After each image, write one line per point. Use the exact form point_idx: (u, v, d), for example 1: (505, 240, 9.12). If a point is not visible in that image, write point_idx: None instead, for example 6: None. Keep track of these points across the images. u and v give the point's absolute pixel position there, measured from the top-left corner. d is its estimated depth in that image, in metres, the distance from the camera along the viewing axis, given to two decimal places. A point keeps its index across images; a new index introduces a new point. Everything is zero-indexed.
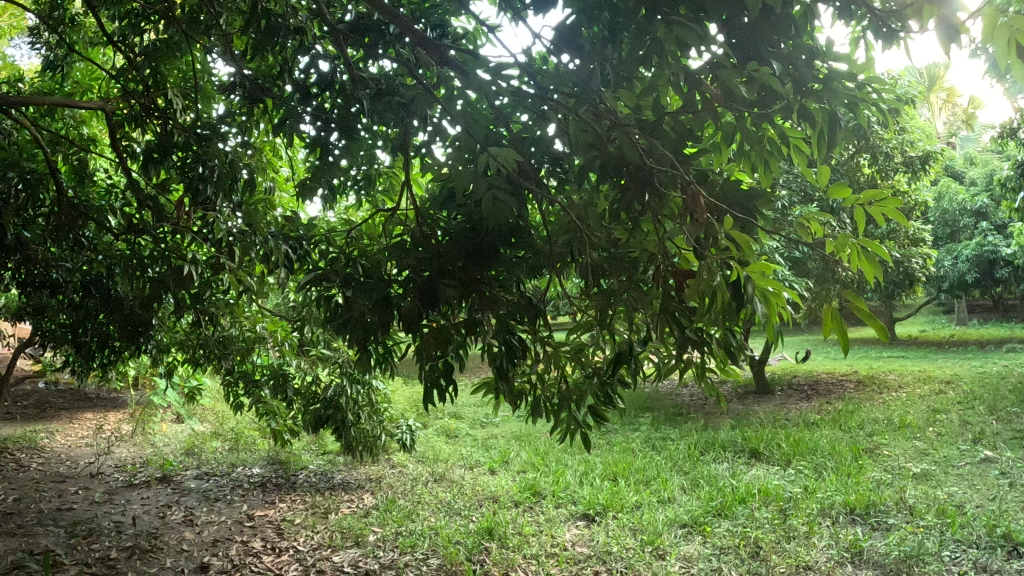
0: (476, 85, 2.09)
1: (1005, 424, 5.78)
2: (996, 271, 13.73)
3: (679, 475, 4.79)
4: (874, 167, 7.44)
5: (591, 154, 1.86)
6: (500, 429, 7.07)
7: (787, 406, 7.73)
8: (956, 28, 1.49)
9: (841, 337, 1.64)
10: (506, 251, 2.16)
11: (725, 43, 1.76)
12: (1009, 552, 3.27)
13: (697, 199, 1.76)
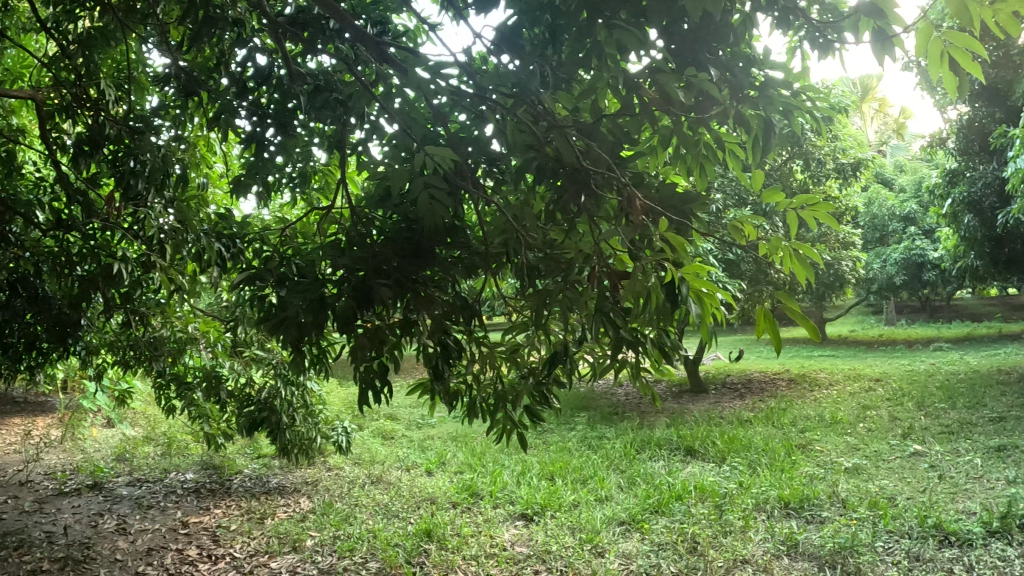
0: (415, 84, 2.09)
1: (932, 420, 6.06)
2: (921, 273, 14.39)
3: (616, 473, 4.85)
4: (806, 173, 7.76)
5: (529, 155, 1.91)
6: (438, 430, 7.04)
7: (721, 404, 7.92)
8: (889, 40, 1.62)
9: (773, 337, 1.69)
10: (442, 252, 2.16)
11: (665, 49, 1.80)
12: (940, 541, 3.41)
13: (632, 201, 1.85)
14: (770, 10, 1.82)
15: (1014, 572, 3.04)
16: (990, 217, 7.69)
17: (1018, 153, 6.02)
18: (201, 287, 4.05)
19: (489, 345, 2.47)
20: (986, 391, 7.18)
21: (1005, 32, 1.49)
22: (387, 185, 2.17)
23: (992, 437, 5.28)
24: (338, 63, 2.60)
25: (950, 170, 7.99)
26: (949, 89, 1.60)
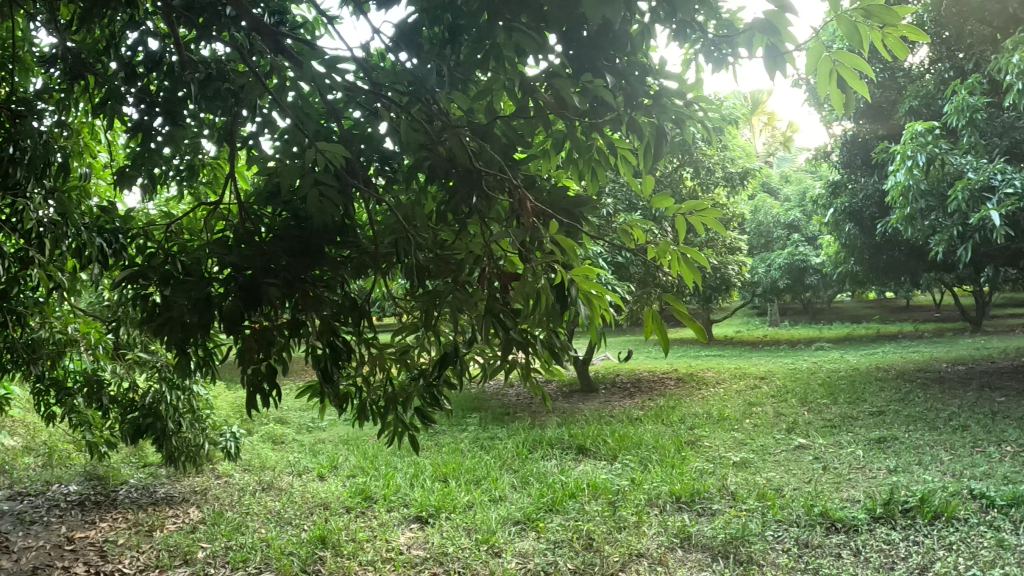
0: (308, 77, 2.07)
1: (815, 415, 6.46)
2: (805, 278, 15.31)
3: (509, 473, 4.89)
4: (695, 180, 8.06)
5: (422, 155, 1.94)
6: (330, 433, 6.89)
7: (611, 403, 8.15)
8: (782, 57, 1.72)
9: (661, 337, 1.80)
10: (331, 251, 2.17)
11: (562, 54, 1.85)
12: (827, 528, 3.63)
13: (523, 203, 1.93)
14: (668, 22, 1.89)
15: (894, 553, 3.28)
16: (869, 225, 8.28)
17: (897, 167, 6.45)
18: (81, 284, 3.81)
19: (380, 346, 2.49)
20: (864, 387, 7.71)
21: (892, 56, 1.62)
22: (277, 182, 2.14)
23: (870, 430, 5.68)
24: (232, 52, 2.52)
25: (833, 181, 8.48)
26: (837, 105, 1.74)
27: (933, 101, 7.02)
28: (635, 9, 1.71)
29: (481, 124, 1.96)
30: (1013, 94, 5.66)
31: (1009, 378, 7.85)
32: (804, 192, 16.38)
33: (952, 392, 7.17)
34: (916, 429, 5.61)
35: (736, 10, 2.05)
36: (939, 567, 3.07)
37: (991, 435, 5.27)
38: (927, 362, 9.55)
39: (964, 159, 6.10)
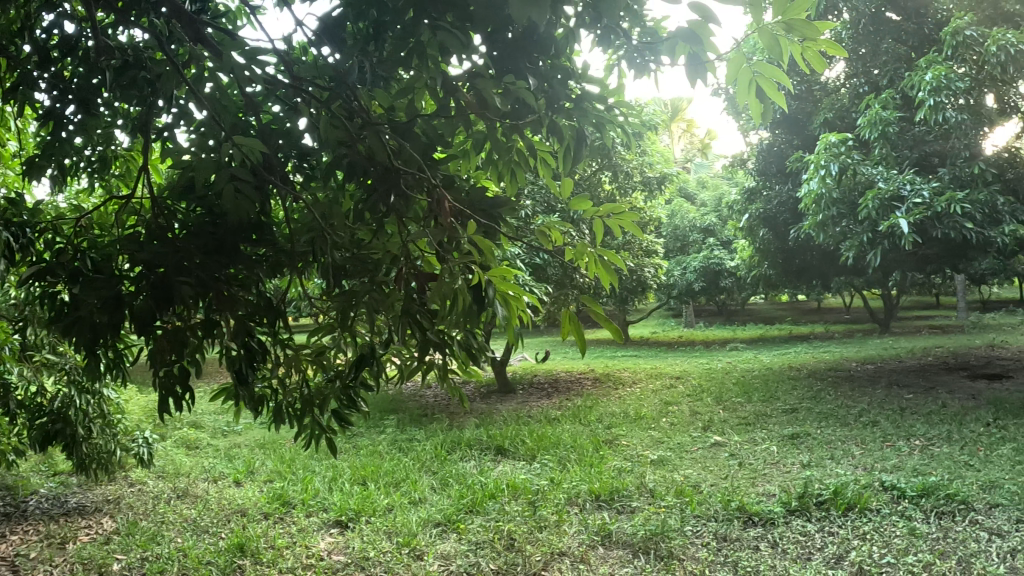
0: (228, 67, 2.00)
1: (728, 412, 6.71)
2: (719, 280, 15.90)
3: (428, 475, 4.87)
4: (614, 184, 8.22)
5: (340, 152, 1.91)
6: (246, 436, 6.68)
7: (529, 403, 8.21)
8: (703, 66, 1.77)
9: (578, 338, 1.83)
10: (245, 249, 2.11)
11: (487, 55, 1.85)
12: (745, 522, 3.77)
13: (442, 203, 1.92)
14: (593, 27, 1.93)
15: (810, 544, 3.43)
16: (782, 231, 8.66)
17: (810, 176, 6.82)
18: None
19: (296, 347, 2.49)
20: (775, 386, 8.06)
21: (811, 68, 1.69)
22: (191, 176, 2.07)
23: (782, 427, 5.94)
24: (151, 39, 2.40)
25: (748, 188, 8.82)
26: (755, 115, 1.80)
27: (847, 114, 7.40)
28: (560, 13, 1.73)
29: (401, 122, 1.97)
30: (924, 110, 6.04)
31: (907, 376, 8.36)
32: (719, 198, 17.01)
33: (859, 389, 7.58)
34: (826, 425, 5.90)
35: (659, 19, 2.11)
36: (854, 556, 3.22)
37: (895, 430, 5.60)
38: (835, 362, 10.08)
39: (875, 170, 6.45)
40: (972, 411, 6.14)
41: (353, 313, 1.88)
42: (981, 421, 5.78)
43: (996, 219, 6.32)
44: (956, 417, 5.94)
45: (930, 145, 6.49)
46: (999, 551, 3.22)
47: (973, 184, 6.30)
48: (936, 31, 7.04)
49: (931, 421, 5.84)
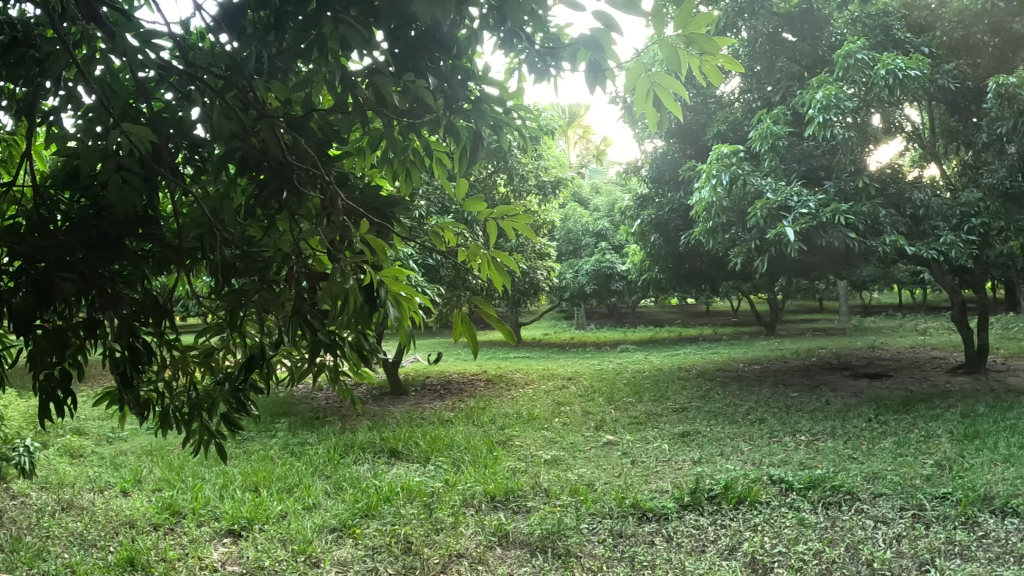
0: (120, 49, 1.86)
1: (619, 412, 6.92)
2: (610, 284, 16.45)
3: (322, 480, 4.75)
4: (509, 187, 8.17)
5: (233, 145, 1.83)
6: (132, 443, 6.28)
7: (422, 405, 8.13)
8: (604, 73, 1.82)
9: (469, 339, 1.87)
10: (131, 243, 1.97)
11: (388, 52, 1.84)
12: (639, 518, 3.89)
13: (335, 201, 1.89)
14: (496, 31, 1.95)
15: (705, 537, 3.59)
16: (673, 237, 9.04)
17: (702, 184, 7.12)
18: None
19: (183, 348, 2.37)
20: (665, 386, 8.38)
21: (707, 81, 1.77)
22: (76, 164, 1.94)
23: (673, 426, 6.18)
24: (41, 15, 2.21)
25: (641, 195, 9.10)
26: (652, 122, 1.86)
27: (739, 126, 7.83)
28: (464, 14, 1.74)
29: (297, 117, 1.91)
30: (814, 126, 6.43)
31: (790, 376, 8.91)
32: (611, 204, 17.54)
33: (746, 389, 8.00)
34: (716, 423, 6.19)
35: (562, 26, 2.15)
36: (746, 546, 3.39)
37: (782, 427, 5.95)
38: (724, 362, 10.61)
39: (763, 181, 6.81)
40: (852, 408, 6.60)
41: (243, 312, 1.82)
42: (862, 417, 6.23)
43: (876, 230, 6.81)
44: (839, 414, 6.37)
45: (819, 159, 7.03)
46: (885, 538, 3.46)
47: (857, 197, 6.77)
48: (829, 53, 7.46)
49: (815, 418, 6.25)
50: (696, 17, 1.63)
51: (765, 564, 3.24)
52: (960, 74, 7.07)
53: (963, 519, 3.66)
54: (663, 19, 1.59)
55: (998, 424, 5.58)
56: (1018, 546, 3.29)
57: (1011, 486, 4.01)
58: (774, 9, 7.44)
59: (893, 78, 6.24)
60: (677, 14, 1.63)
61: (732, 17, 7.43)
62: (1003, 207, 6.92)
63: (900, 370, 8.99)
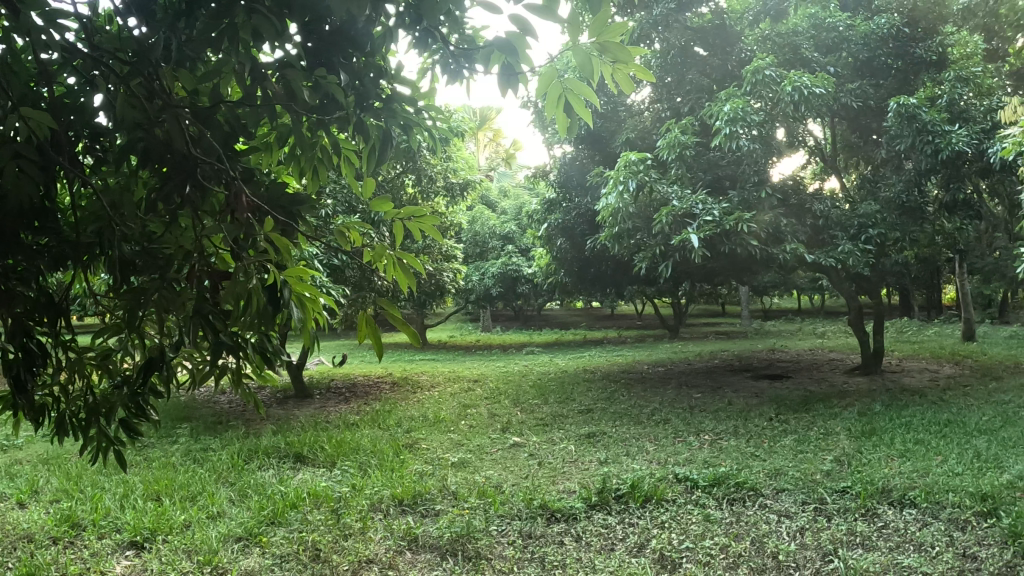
0: (23, 28, 1.73)
1: (526, 414, 7.00)
2: (517, 286, 16.73)
3: (225, 487, 4.57)
4: (417, 188, 8.32)
5: (136, 135, 1.76)
6: (24, 451, 5.85)
7: (327, 409, 7.95)
8: (516, 77, 1.83)
9: (374, 341, 1.85)
10: (25, 236, 1.87)
11: (300, 45, 1.80)
12: (547, 518, 3.94)
13: (239, 198, 1.82)
14: (411, 29, 1.92)
15: (612, 535, 3.67)
16: (578, 241, 9.40)
17: (609, 190, 7.27)
18: None
19: (80, 350, 2.23)
20: (572, 387, 8.54)
21: (620, 90, 1.80)
22: None
23: (579, 427, 6.30)
24: None
25: (548, 199, 9.41)
26: (562, 128, 1.88)
27: (647, 134, 8.12)
28: (380, 11, 1.69)
29: (204, 108, 1.88)
30: (720, 137, 6.70)
31: (695, 378, 9.25)
32: (518, 207, 17.89)
33: (651, 390, 8.24)
34: (621, 424, 6.35)
35: (478, 28, 2.16)
36: (654, 543, 3.50)
37: (686, 427, 6.15)
38: (629, 365, 10.91)
39: (670, 189, 7.00)
40: (755, 408, 6.91)
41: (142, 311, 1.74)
42: (763, 417, 6.52)
43: (777, 238, 7.19)
44: (742, 414, 6.64)
45: (724, 168, 7.29)
46: (789, 531, 3.64)
47: (760, 207, 7.09)
48: (737, 68, 7.78)
49: (719, 418, 6.49)
50: (611, 26, 1.66)
51: (673, 560, 3.34)
52: (863, 94, 7.44)
53: (862, 512, 3.89)
54: (578, 26, 1.61)
55: (894, 422, 5.95)
56: (914, 535, 3.52)
57: (906, 479, 4.29)
58: (687, 23, 7.76)
59: (799, 94, 6.59)
60: (592, 22, 1.65)
61: (646, 30, 7.81)
62: (897, 219, 7.39)
63: (800, 371, 9.46)
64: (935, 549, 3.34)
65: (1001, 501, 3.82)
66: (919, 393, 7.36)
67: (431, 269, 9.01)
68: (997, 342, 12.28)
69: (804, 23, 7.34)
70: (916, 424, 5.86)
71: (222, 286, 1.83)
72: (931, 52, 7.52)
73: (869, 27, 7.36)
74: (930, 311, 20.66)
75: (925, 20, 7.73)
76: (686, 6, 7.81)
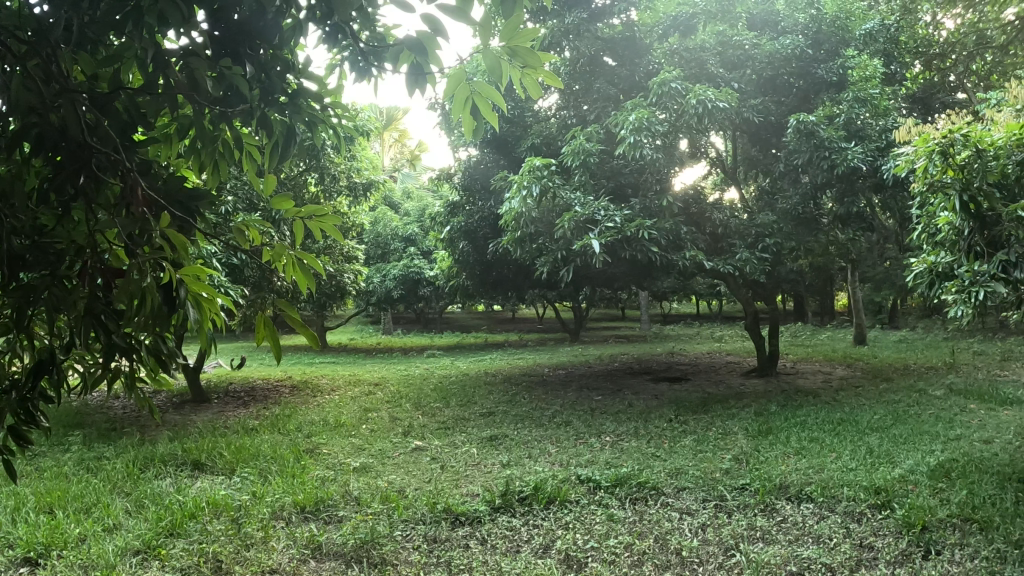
0: None
1: (426, 417, 6.98)
2: (418, 289, 16.74)
3: (120, 497, 4.33)
4: (320, 186, 8.16)
5: (28, 121, 1.63)
6: None
7: (226, 414, 7.65)
8: (423, 77, 1.81)
9: (271, 343, 1.78)
10: None
11: (207, 32, 1.74)
12: (451, 522, 3.93)
13: (134, 191, 1.74)
14: (322, 24, 1.86)
15: (518, 538, 3.69)
16: (480, 246, 9.87)
17: (513, 194, 7.25)
18: None
19: None
20: (474, 390, 8.58)
21: (528, 94, 1.80)
22: None
23: (480, 430, 6.32)
24: None
25: (453, 202, 9.81)
26: (467, 129, 1.86)
27: (553, 141, 8.53)
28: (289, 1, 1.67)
29: (102, 94, 1.78)
30: (625, 145, 6.85)
31: (597, 380, 9.45)
32: (422, 209, 17.88)
33: (552, 393, 8.36)
34: (522, 427, 6.40)
35: (389, 27, 2.16)
36: (560, 544, 3.54)
37: (587, 429, 6.29)
38: (529, 368, 11.04)
39: (572, 195, 7.13)
40: (655, 410, 7.10)
41: (29, 311, 1.63)
42: (664, 417, 6.73)
43: (678, 245, 7.45)
44: (643, 415, 6.83)
45: (626, 176, 7.62)
46: (690, 527, 3.76)
47: (661, 215, 7.38)
48: (645, 80, 8.05)
49: (620, 419, 6.66)
50: (522, 31, 1.66)
51: (579, 560, 3.39)
52: (765, 109, 7.79)
53: (762, 507, 4.07)
54: (489, 31, 1.61)
55: (788, 421, 6.28)
56: (813, 528, 3.70)
57: (803, 475, 4.53)
58: (598, 33, 7.93)
59: (703, 107, 6.79)
60: (504, 26, 1.64)
61: (557, 37, 8.02)
62: (792, 230, 7.83)
63: (699, 374, 9.80)
64: (833, 540, 3.52)
65: (893, 494, 4.07)
66: (814, 394, 7.79)
67: (332, 270, 8.86)
68: (882, 346, 13.14)
69: (713, 39, 7.61)
70: (810, 423, 6.17)
71: (117, 285, 1.73)
72: (832, 73, 7.86)
73: (774, 47, 7.64)
74: (822, 317, 21.92)
75: (829, 43, 8.02)
76: (597, 17, 8.02)
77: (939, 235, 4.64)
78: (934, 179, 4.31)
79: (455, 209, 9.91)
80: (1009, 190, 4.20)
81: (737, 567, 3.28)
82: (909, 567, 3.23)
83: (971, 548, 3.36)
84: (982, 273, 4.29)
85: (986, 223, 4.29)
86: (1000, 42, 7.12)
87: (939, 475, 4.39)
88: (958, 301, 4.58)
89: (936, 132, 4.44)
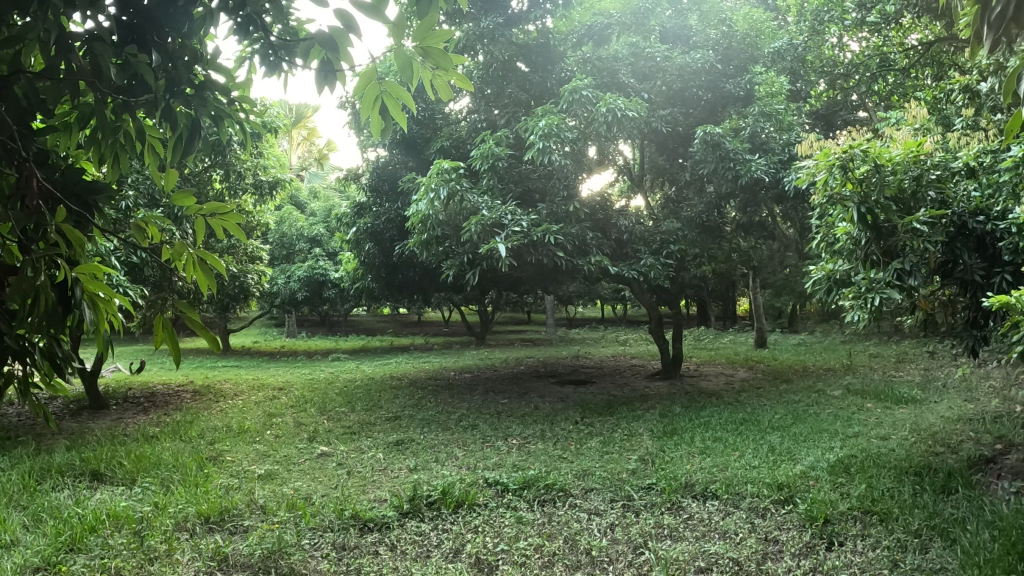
0: None
1: (332, 422, 6.83)
2: (323, 291, 16.37)
3: (14, 512, 4.02)
4: (225, 183, 7.86)
5: None
6: None
7: (123, 421, 7.23)
8: (333, 72, 1.77)
9: (171, 346, 1.70)
10: None
11: (114, 17, 1.67)
12: (359, 528, 3.86)
13: (29, 180, 1.63)
14: (233, 14, 1.81)
15: (427, 542, 3.66)
16: (386, 247, 9.75)
17: (422, 196, 7.19)
18: None
19: None
20: (381, 394, 8.46)
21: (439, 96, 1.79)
22: None
23: (387, 434, 6.23)
24: None
25: (360, 203, 9.66)
26: (375, 130, 1.83)
27: (461, 144, 8.57)
28: None
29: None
30: (534, 151, 6.91)
31: (505, 383, 9.50)
32: (329, 209, 17.50)
33: (460, 397, 8.34)
34: (429, 431, 6.37)
35: (301, 21, 2.13)
36: (471, 548, 3.53)
37: (495, 432, 6.32)
38: (436, 371, 11.00)
39: (479, 199, 7.13)
40: (563, 412, 7.20)
41: None
42: (572, 420, 6.84)
43: (584, 250, 7.57)
44: (551, 418, 6.92)
45: (533, 181, 7.72)
46: (600, 527, 3.83)
47: (568, 219, 7.51)
48: (556, 87, 8.12)
49: (528, 422, 6.73)
50: (435, 32, 1.63)
51: (490, 563, 3.40)
52: (673, 120, 8.10)
53: (668, 506, 4.19)
54: (403, 31, 1.58)
55: (691, 422, 6.51)
56: (718, 524, 3.85)
57: (707, 474, 4.70)
58: (513, 39, 7.94)
59: (612, 115, 6.93)
60: (417, 26, 1.61)
61: (472, 40, 7.84)
62: (697, 237, 8.15)
63: (605, 377, 10.02)
64: (739, 535, 3.67)
65: (795, 490, 4.29)
66: (719, 395, 8.11)
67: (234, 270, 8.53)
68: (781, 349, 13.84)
69: (626, 50, 7.86)
70: (712, 423, 6.41)
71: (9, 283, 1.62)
72: (740, 88, 8.20)
73: (684, 61, 7.94)
74: (725, 321, 22.86)
75: (738, 59, 8.33)
76: (512, 23, 8.00)
77: (836, 244, 4.92)
78: (834, 192, 4.55)
79: (362, 210, 9.75)
80: (904, 204, 4.54)
81: (647, 564, 3.37)
82: (815, 558, 3.41)
83: (872, 538, 3.57)
84: (877, 280, 4.53)
85: (882, 234, 4.59)
86: (903, 64, 7.61)
87: (839, 471, 4.65)
88: (853, 306, 4.62)
89: (835, 148, 4.71)
